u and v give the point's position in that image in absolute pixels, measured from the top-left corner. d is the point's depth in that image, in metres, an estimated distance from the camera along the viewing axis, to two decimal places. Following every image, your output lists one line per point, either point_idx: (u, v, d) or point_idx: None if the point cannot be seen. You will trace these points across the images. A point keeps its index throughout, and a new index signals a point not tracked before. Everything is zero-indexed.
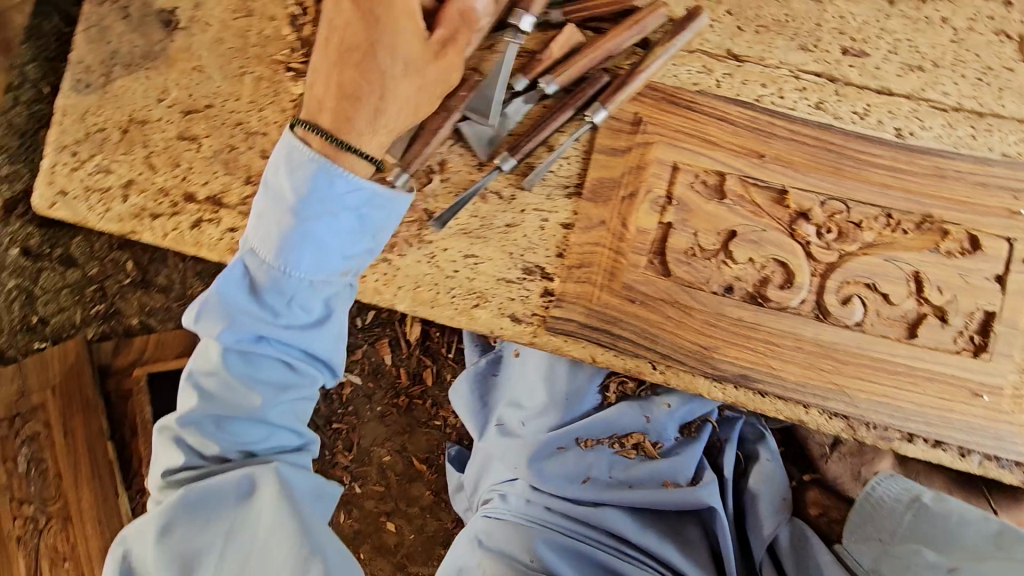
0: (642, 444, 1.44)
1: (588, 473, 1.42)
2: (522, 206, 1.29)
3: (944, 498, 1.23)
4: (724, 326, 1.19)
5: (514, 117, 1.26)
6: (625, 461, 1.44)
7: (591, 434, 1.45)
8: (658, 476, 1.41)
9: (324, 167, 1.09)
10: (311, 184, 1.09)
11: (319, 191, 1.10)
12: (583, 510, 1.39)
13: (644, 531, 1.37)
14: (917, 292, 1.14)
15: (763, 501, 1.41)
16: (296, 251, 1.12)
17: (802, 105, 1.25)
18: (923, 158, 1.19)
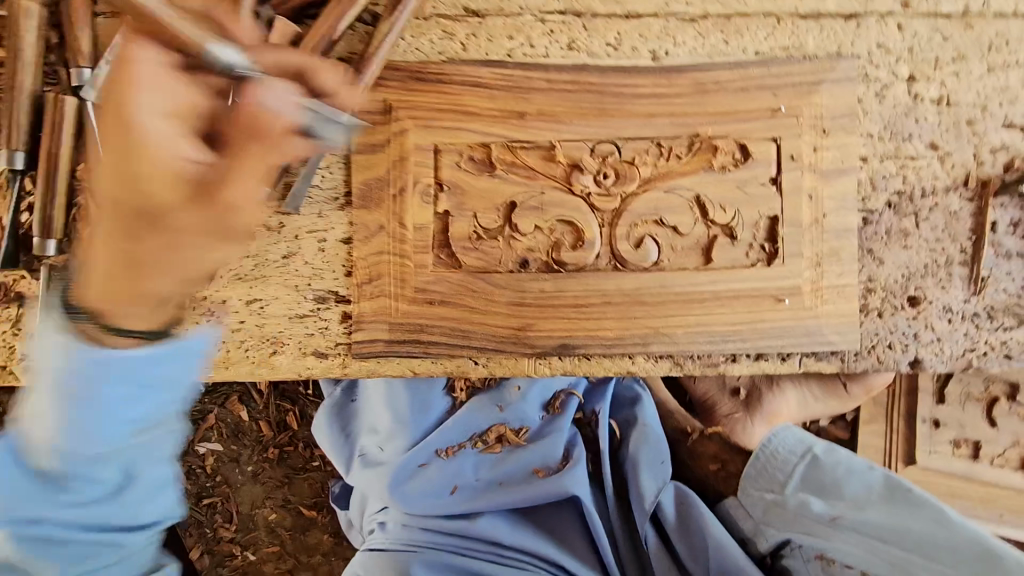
0: (506, 435, 1.43)
1: (455, 482, 1.37)
2: (293, 233, 1.17)
3: (836, 449, 1.26)
4: (529, 301, 1.14)
5: None
6: (492, 458, 1.41)
7: (452, 442, 1.42)
8: (528, 465, 1.38)
9: (79, 350, 0.75)
10: (69, 367, 0.76)
11: (104, 375, 0.76)
12: (455, 522, 1.31)
13: (517, 527, 1.33)
14: (703, 217, 1.12)
15: (641, 466, 1.40)
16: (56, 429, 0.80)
17: (554, 50, 1.15)
18: (682, 76, 1.13)
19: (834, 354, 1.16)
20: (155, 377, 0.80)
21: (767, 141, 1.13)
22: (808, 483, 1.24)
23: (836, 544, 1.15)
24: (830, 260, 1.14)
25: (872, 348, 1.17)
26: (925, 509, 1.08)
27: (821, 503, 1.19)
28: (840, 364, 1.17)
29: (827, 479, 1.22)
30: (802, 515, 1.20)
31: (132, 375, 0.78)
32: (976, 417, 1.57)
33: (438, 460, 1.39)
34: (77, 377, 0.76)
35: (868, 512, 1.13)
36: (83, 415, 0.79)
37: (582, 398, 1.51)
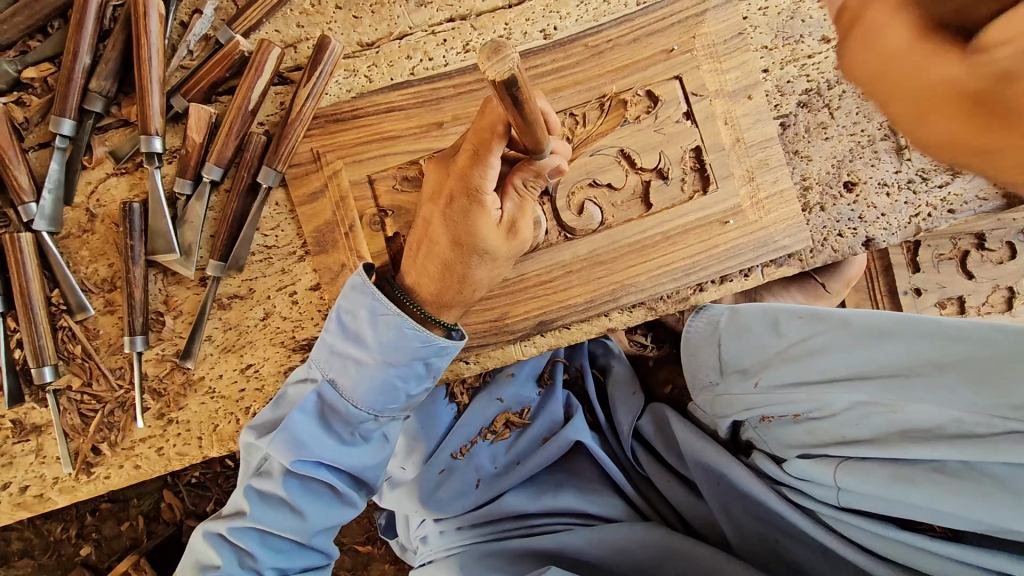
0: (511, 420, 1.39)
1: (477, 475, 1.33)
2: (264, 294, 1.23)
3: (737, 311, 1.17)
4: (497, 291, 1.19)
5: (198, 218, 1.18)
6: (504, 444, 1.37)
7: (462, 441, 1.37)
8: (536, 437, 1.35)
9: (394, 319, 0.99)
10: (391, 339, 0.99)
11: (389, 379, 1.02)
12: (483, 511, 1.28)
13: (539, 495, 1.26)
14: (633, 167, 1.18)
15: (617, 403, 1.36)
16: (342, 409, 1.03)
17: (452, 56, 1.21)
18: (576, 45, 1.18)
19: (790, 256, 1.21)
20: (431, 369, 1.05)
21: (670, 81, 1.18)
22: (731, 360, 1.16)
23: (773, 405, 1.05)
24: (761, 171, 1.19)
25: (824, 240, 1.23)
26: (830, 323, 1.01)
27: (744, 374, 1.13)
28: (801, 264, 1.22)
29: (742, 343, 1.14)
30: (736, 396, 1.13)
31: (429, 358, 1.03)
32: (954, 275, 1.62)
33: (456, 461, 1.35)
34: (401, 360, 1.01)
35: (784, 361, 1.05)
36: (396, 396, 1.05)
37: (566, 360, 1.49)
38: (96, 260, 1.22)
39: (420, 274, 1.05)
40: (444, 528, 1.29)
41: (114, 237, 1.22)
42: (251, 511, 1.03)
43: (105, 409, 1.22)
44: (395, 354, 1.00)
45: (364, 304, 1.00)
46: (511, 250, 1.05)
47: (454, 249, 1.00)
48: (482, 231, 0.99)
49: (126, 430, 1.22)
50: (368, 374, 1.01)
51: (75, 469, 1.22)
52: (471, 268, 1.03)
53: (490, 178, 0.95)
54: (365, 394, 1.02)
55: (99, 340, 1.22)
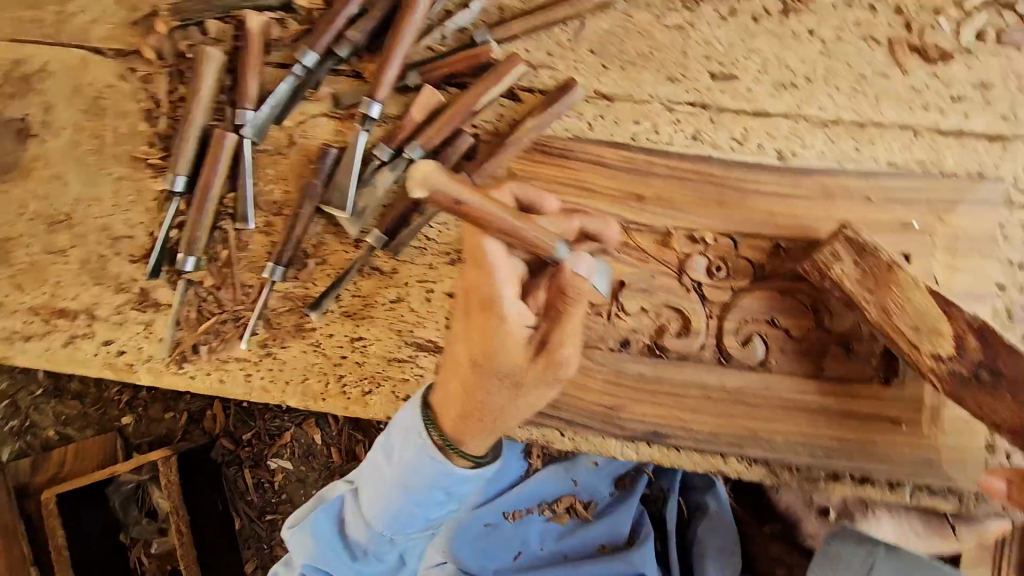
0: (575, 508, 1.33)
1: (519, 549, 1.30)
2: (404, 280, 1.22)
3: (894, 549, 1.20)
4: (627, 383, 1.12)
5: (382, 187, 1.21)
6: (557, 529, 1.32)
7: (519, 505, 1.32)
8: (592, 542, 1.30)
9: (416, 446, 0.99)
10: (404, 466, 1.01)
11: (409, 506, 1.04)
12: None
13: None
14: (820, 323, 1.08)
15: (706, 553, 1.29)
16: (383, 502, 1.05)
17: (678, 138, 1.17)
18: (808, 180, 1.12)
19: (949, 490, 1.07)
20: (455, 494, 1.03)
21: None
22: None
23: None
24: None
25: None
26: None
27: None
28: (956, 504, 1.07)
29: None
30: None
31: (447, 487, 1.02)
32: None
33: (507, 522, 1.31)
34: (417, 486, 1.01)
35: None
36: (415, 518, 1.07)
37: (652, 472, 1.38)
38: (276, 183, 1.27)
39: (453, 383, 0.97)
40: None
41: (300, 169, 1.27)
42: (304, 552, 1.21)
43: (220, 317, 1.25)
44: (415, 479, 1.01)
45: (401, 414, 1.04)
46: (542, 372, 0.91)
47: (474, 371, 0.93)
48: (508, 350, 0.90)
49: (228, 344, 1.25)
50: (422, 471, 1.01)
51: (169, 358, 1.26)
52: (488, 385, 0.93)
53: (507, 307, 0.88)
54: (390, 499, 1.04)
55: (244, 254, 1.26)
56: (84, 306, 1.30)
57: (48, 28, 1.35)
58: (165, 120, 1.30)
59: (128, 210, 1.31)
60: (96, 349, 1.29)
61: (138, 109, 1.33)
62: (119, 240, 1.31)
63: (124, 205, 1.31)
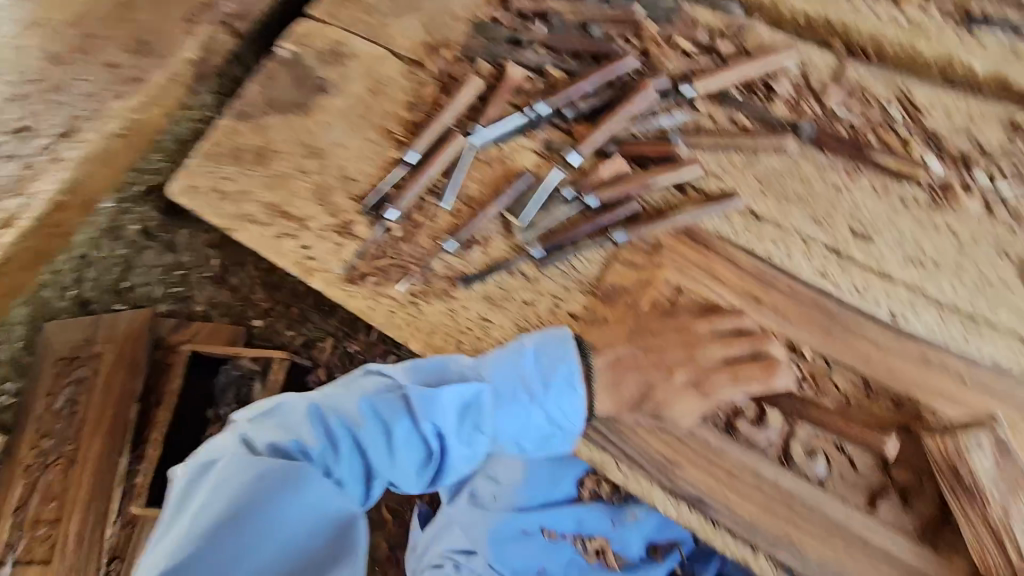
0: (604, 552, 1.45)
1: (540, 568, 1.43)
2: (541, 289, 1.48)
3: None
4: (692, 443, 1.26)
5: (556, 216, 1.51)
6: (580, 565, 1.45)
7: (557, 529, 1.44)
8: None
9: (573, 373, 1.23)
10: (558, 380, 1.22)
11: (525, 413, 1.23)
12: None
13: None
14: (884, 466, 1.20)
15: None
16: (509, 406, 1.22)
17: (806, 268, 1.37)
18: (912, 344, 1.29)
19: None
20: (562, 425, 1.25)
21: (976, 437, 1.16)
22: None
23: None
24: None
25: None
26: None
27: None
28: None
29: None
30: None
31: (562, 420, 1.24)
32: None
33: (539, 539, 1.44)
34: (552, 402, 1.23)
35: None
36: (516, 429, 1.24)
37: (683, 550, 1.50)
38: (478, 182, 1.60)
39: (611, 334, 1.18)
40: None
41: (500, 180, 1.59)
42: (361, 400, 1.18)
43: (393, 260, 1.56)
44: (561, 400, 1.23)
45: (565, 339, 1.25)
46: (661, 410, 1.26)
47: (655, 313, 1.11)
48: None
49: (390, 283, 1.55)
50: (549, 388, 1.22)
51: (343, 276, 1.58)
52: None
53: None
54: (508, 411, 1.21)
55: (432, 222, 1.58)
56: (303, 216, 1.66)
57: (371, 29, 1.85)
58: (419, 115, 1.72)
59: (366, 164, 1.69)
60: (293, 248, 1.64)
61: (404, 101, 1.76)
62: (349, 181, 1.68)
63: (365, 159, 1.70)
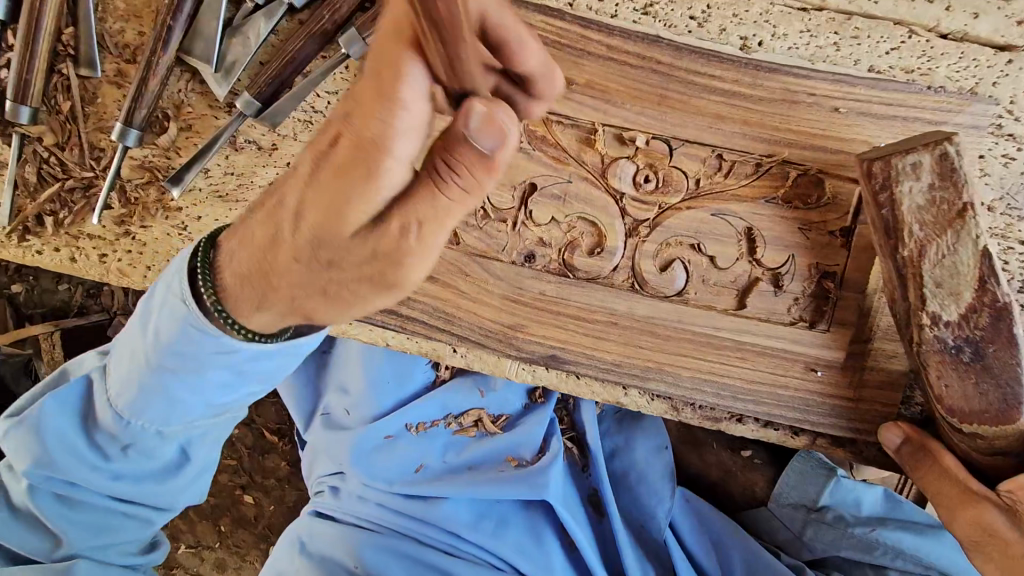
0: (483, 421, 1.37)
1: (420, 462, 1.34)
2: (284, 158, 1.03)
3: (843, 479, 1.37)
4: (526, 300, 0.99)
5: (255, 39, 0.96)
6: (460, 443, 1.36)
7: (423, 419, 1.35)
8: (498, 454, 1.35)
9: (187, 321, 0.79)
10: (174, 339, 0.80)
11: (174, 390, 0.84)
12: (417, 502, 1.32)
13: (479, 521, 1.33)
14: (751, 253, 0.94)
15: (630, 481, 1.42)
16: (145, 394, 0.86)
17: (625, 9, 0.93)
18: (770, 77, 0.92)
19: (851, 440, 1.01)
20: (241, 374, 0.84)
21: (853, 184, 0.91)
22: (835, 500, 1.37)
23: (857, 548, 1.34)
24: (886, 337, 0.95)
25: None
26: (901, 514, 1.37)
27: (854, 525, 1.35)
28: (852, 454, 1.02)
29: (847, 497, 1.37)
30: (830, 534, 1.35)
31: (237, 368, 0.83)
32: None
33: (407, 437, 1.34)
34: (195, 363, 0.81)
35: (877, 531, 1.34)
36: (191, 404, 0.87)
37: None
38: (125, 18, 1.00)
39: (256, 221, 0.72)
40: (369, 489, 1.34)
41: (156, 2, 0.99)
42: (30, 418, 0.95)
43: (66, 185, 1.05)
44: (192, 355, 0.80)
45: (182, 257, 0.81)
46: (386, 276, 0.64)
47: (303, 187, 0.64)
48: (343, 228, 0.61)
49: (80, 218, 1.06)
50: (170, 336, 0.80)
51: (10, 227, 1.08)
52: (342, 218, 0.61)
53: (482, 143, 0.55)
54: (149, 399, 0.86)
55: (92, 107, 1.03)
56: None
57: None
58: None
59: None
60: None
61: None
62: None
63: None
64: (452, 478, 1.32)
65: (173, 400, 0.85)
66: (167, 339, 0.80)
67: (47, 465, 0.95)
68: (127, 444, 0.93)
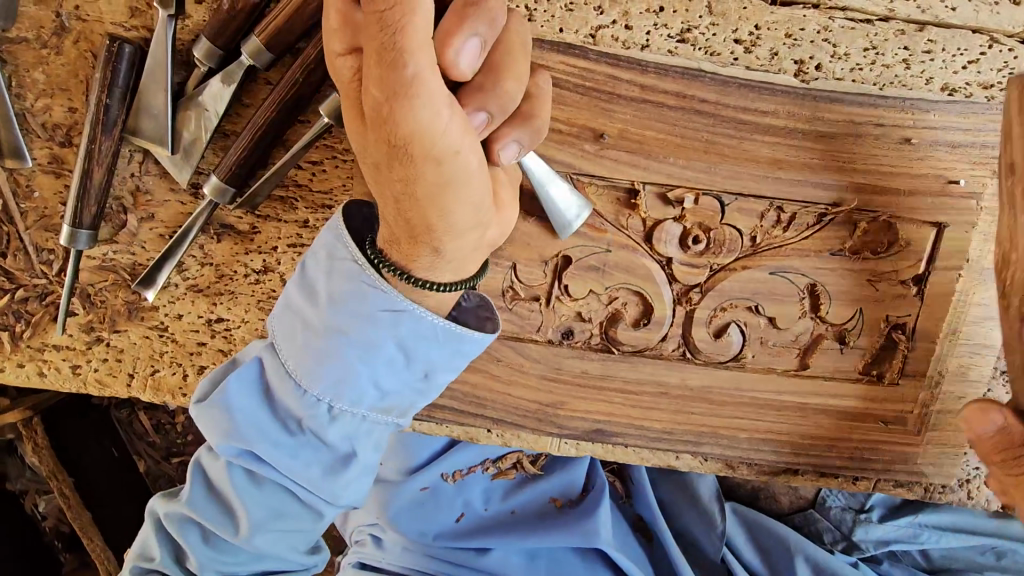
0: (522, 463, 1.21)
1: (461, 510, 1.18)
2: (269, 243, 0.88)
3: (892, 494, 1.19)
4: (566, 379, 0.89)
5: (213, 109, 0.79)
6: (502, 487, 1.21)
7: (460, 466, 1.19)
8: (543, 494, 1.20)
9: (373, 296, 0.67)
10: (356, 351, 0.68)
11: (349, 404, 0.71)
12: (463, 554, 1.15)
13: (533, 563, 1.16)
14: (813, 310, 0.84)
15: (680, 512, 1.21)
16: (309, 420, 0.71)
17: (656, 38, 0.76)
18: (830, 109, 0.78)
19: (917, 484, 0.95)
20: (411, 334, 0.69)
21: (925, 227, 0.81)
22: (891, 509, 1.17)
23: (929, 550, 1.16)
24: (954, 379, 0.89)
25: (967, 482, 0.96)
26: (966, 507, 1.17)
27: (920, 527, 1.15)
28: (918, 495, 0.96)
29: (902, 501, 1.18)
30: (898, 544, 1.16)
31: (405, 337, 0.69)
32: None
33: (445, 487, 1.18)
34: (371, 349, 0.69)
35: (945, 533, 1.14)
36: (355, 421, 0.73)
37: None
38: (49, 93, 0.82)
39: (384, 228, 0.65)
40: (406, 549, 1.15)
41: (84, 71, 0.81)
42: (190, 495, 0.77)
43: (18, 295, 0.90)
44: (374, 362, 0.69)
45: (323, 244, 0.70)
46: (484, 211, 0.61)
47: (375, 189, 0.58)
48: (457, 210, 0.58)
49: (41, 328, 0.92)
50: (315, 346, 0.69)
51: None
52: (447, 207, 0.58)
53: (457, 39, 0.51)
54: (313, 432, 0.72)
55: (30, 204, 0.86)
56: None
57: None
58: None
59: None
60: None
61: None
62: None
63: None
64: (498, 525, 1.16)
65: (352, 405, 0.71)
66: (325, 346, 0.69)
67: (204, 539, 0.78)
68: (288, 500, 0.77)
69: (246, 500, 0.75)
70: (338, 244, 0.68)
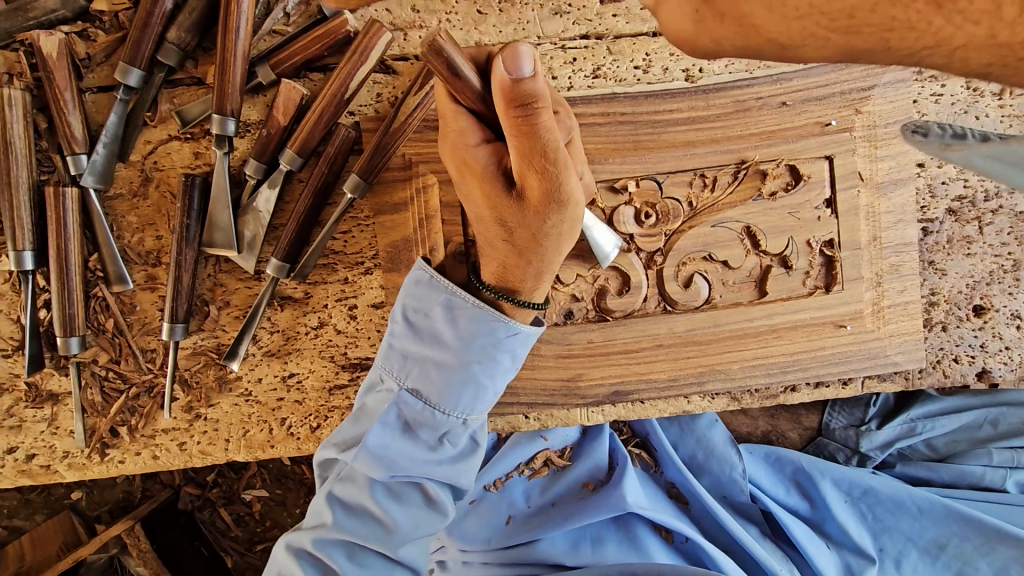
0: (552, 459, 1.36)
1: (508, 513, 1.33)
2: (321, 303, 1.11)
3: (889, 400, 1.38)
4: (577, 352, 1.08)
5: (267, 210, 1.05)
6: (540, 483, 1.36)
7: (499, 474, 1.35)
8: (576, 482, 1.35)
9: (486, 324, 0.84)
10: (486, 372, 0.87)
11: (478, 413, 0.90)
12: (517, 551, 1.28)
13: (577, 547, 1.27)
14: (755, 247, 1.05)
15: (704, 471, 1.34)
16: (446, 436, 0.90)
17: (579, 80, 1.05)
18: (721, 94, 1.03)
19: (897, 373, 1.11)
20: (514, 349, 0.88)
21: (818, 161, 1.04)
22: (890, 413, 1.37)
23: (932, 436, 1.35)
24: (891, 277, 1.08)
25: (938, 362, 1.12)
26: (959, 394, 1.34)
27: (917, 422, 1.34)
28: (903, 383, 1.12)
29: (897, 405, 1.37)
30: (903, 441, 1.35)
31: (509, 352, 0.87)
32: None
33: (489, 496, 1.33)
34: (487, 369, 0.87)
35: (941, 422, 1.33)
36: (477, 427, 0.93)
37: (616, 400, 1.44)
38: (142, 229, 1.09)
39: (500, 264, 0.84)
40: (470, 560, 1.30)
41: (166, 207, 1.08)
42: (336, 521, 0.90)
43: (131, 393, 1.11)
44: (495, 377, 0.88)
45: (439, 298, 0.85)
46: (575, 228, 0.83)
47: (507, 241, 0.79)
48: (574, 234, 0.81)
49: (151, 417, 1.13)
50: (454, 378, 0.87)
51: (88, 448, 1.12)
52: (566, 229, 0.79)
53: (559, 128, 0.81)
54: (450, 444, 0.91)
55: (134, 316, 1.10)
56: None
57: None
58: None
59: None
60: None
61: None
62: None
63: None
64: (543, 518, 1.31)
65: (479, 410, 0.90)
66: (461, 373, 0.86)
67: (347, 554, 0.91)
68: (421, 506, 0.92)
69: (391, 513, 0.90)
70: (449, 293, 0.85)
